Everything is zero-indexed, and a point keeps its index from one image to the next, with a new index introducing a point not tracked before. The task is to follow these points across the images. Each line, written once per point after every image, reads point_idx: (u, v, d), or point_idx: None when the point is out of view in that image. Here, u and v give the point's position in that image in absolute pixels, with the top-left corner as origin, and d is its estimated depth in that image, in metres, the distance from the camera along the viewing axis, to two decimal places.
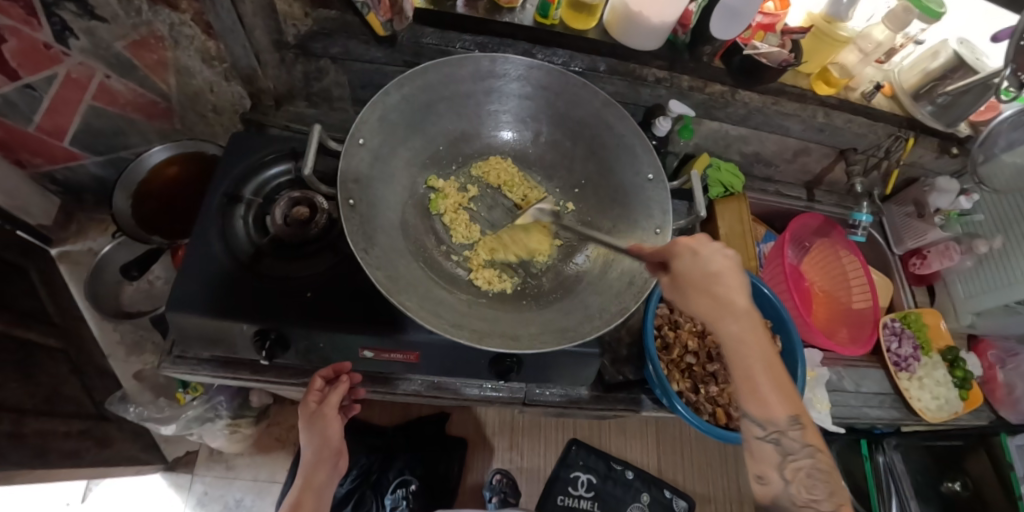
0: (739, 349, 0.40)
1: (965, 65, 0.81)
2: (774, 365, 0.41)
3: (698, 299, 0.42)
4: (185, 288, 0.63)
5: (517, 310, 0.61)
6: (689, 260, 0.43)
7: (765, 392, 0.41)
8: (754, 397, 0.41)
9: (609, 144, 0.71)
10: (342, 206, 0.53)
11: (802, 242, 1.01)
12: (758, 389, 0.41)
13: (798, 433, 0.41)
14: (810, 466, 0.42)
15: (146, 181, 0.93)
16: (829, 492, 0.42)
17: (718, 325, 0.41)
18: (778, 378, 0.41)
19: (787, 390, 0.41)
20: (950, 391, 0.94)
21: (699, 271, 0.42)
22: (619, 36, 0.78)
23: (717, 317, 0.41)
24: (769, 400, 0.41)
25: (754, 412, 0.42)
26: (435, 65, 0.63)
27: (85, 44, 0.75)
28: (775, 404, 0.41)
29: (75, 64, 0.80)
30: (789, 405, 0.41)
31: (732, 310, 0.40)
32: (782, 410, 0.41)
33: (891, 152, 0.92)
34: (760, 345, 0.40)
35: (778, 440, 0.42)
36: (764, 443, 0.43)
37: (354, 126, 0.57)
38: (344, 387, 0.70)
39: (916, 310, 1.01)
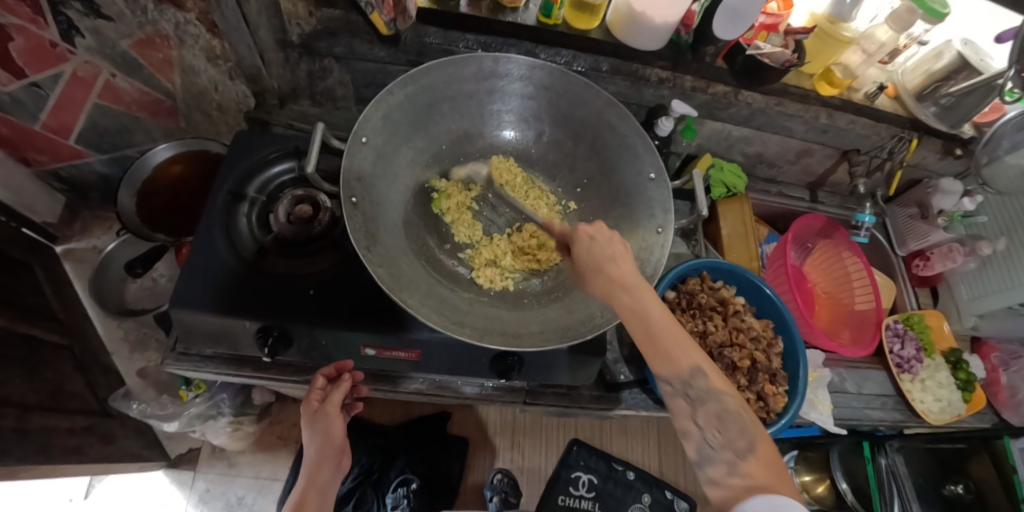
0: (633, 313, 0.46)
1: (968, 66, 0.81)
2: (670, 327, 0.47)
3: (596, 277, 0.49)
4: (189, 285, 0.63)
5: (519, 309, 0.61)
6: (586, 246, 0.51)
7: (664, 349, 0.47)
8: (657, 354, 0.47)
9: (612, 144, 0.70)
10: (344, 204, 0.53)
11: (805, 243, 1.00)
12: (661, 348, 0.47)
13: (702, 381, 0.47)
14: (721, 410, 0.46)
15: (151, 179, 0.93)
16: (745, 436, 0.45)
17: (614, 298, 0.47)
18: (675, 335, 0.47)
19: (683, 341, 0.47)
20: (953, 393, 0.93)
21: (596, 254, 0.50)
22: (622, 37, 0.78)
23: (610, 288, 0.48)
24: (671, 354, 0.47)
25: (664, 370, 0.48)
26: (438, 64, 0.63)
27: (91, 42, 0.76)
28: (677, 358, 0.47)
29: (82, 63, 0.81)
30: (690, 356, 0.47)
31: (623, 284, 0.47)
32: (685, 362, 0.47)
33: (894, 154, 0.91)
34: (654, 309, 0.46)
35: (686, 391, 0.48)
36: (679, 399, 0.49)
37: (357, 125, 0.57)
38: (347, 385, 0.71)
39: (919, 312, 1.01)
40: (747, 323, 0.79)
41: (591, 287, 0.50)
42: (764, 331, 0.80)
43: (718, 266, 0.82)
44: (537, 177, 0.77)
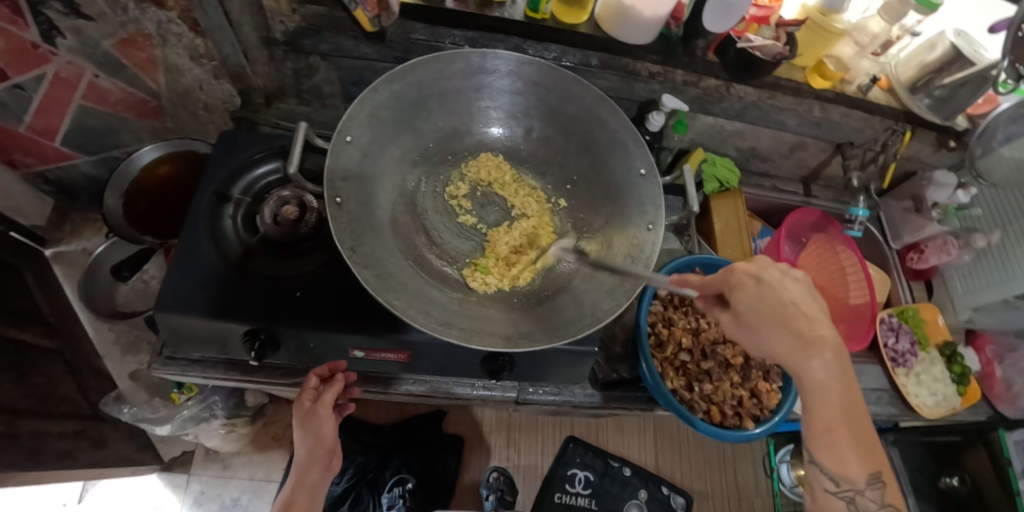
0: (820, 391, 0.45)
1: (961, 57, 0.79)
2: (855, 414, 0.45)
3: (768, 328, 0.45)
4: (174, 288, 0.62)
5: (508, 308, 0.60)
6: (749, 293, 0.46)
7: (843, 446, 0.45)
8: (831, 451, 0.45)
9: (602, 140, 0.70)
10: (329, 204, 0.52)
11: (799, 237, 0.98)
12: (835, 444, 0.45)
13: (877, 491, 0.45)
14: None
15: (138, 180, 0.92)
16: None
17: (796, 361, 0.45)
18: (857, 426, 0.45)
19: (864, 448, 0.45)
20: (947, 387, 0.94)
21: (770, 300, 0.46)
22: (613, 31, 0.77)
23: (797, 353, 0.45)
24: (846, 458, 0.45)
25: (829, 463, 0.46)
26: (424, 61, 0.62)
27: (73, 42, 0.75)
28: (852, 465, 0.45)
29: (64, 64, 0.79)
30: (866, 465, 0.45)
31: (812, 345, 0.45)
32: (859, 468, 0.45)
33: (887, 146, 0.90)
34: (837, 395, 0.45)
35: (853, 497, 0.46)
36: (835, 497, 0.47)
37: (341, 124, 0.56)
38: (340, 386, 0.69)
39: (914, 306, 1.00)
40: None
41: (772, 340, 0.45)
42: None
43: (709, 262, 0.81)
44: (528, 175, 0.76)
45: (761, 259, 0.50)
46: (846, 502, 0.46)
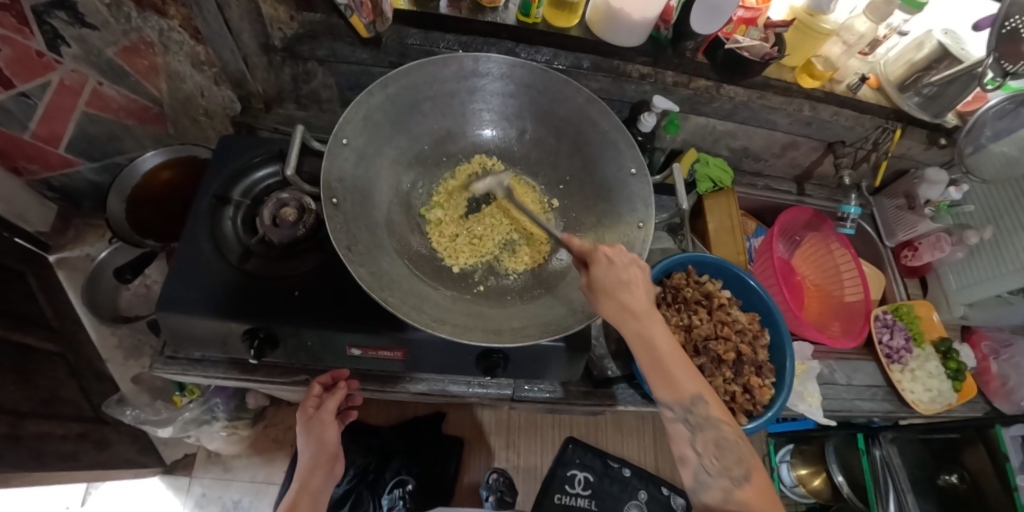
0: (645, 344, 0.51)
1: (948, 56, 0.80)
2: (677, 354, 0.52)
3: (606, 300, 0.49)
4: (175, 290, 0.64)
5: (500, 306, 0.61)
6: (605, 269, 0.50)
7: (674, 378, 0.52)
8: (664, 383, 0.52)
9: (593, 140, 0.71)
10: (325, 204, 0.54)
11: (793, 236, 1.00)
12: (668, 377, 0.52)
13: (704, 410, 0.52)
14: (717, 436, 0.52)
15: (140, 185, 0.94)
16: (739, 460, 0.52)
17: (624, 327, 0.50)
18: (683, 366, 0.52)
19: (690, 374, 0.52)
20: (943, 383, 0.93)
21: (613, 276, 0.49)
22: (601, 34, 0.77)
23: (625, 318, 0.49)
24: (678, 386, 0.52)
25: (666, 395, 0.53)
26: (418, 64, 0.63)
27: (77, 51, 0.77)
28: (682, 387, 0.52)
29: (69, 72, 0.81)
30: (694, 386, 0.52)
31: (635, 313, 0.49)
32: (689, 391, 0.52)
33: (879, 144, 0.91)
34: (660, 336, 0.51)
35: (687, 417, 0.53)
36: (678, 423, 0.54)
37: (338, 127, 0.57)
38: (343, 392, 0.71)
39: (909, 302, 1.00)
40: (734, 316, 0.79)
41: (604, 311, 0.49)
42: (750, 324, 0.80)
43: (704, 259, 0.82)
44: (522, 175, 0.77)
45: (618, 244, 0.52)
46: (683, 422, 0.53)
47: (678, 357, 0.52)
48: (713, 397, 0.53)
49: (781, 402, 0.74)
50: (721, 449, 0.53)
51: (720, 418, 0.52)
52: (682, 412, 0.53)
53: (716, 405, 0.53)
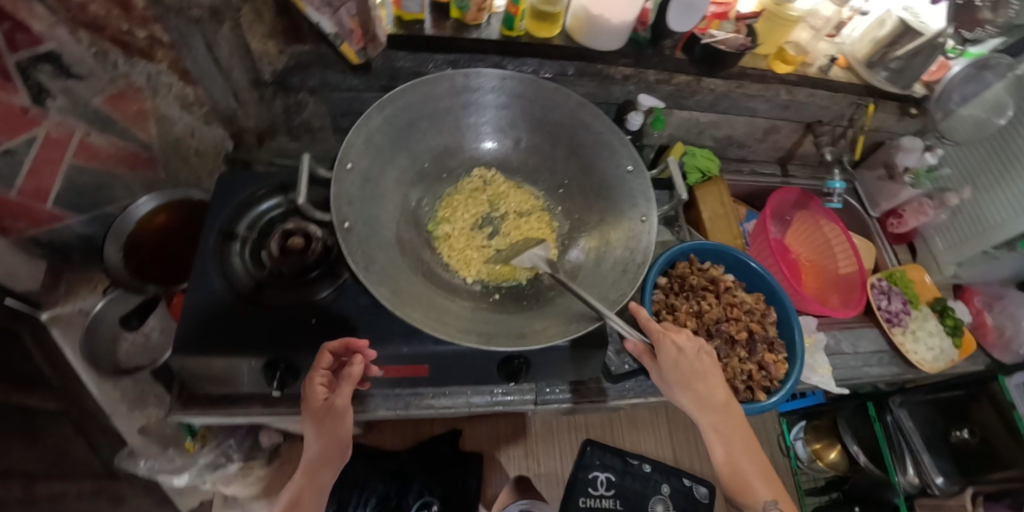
0: (723, 438, 0.61)
1: (910, 30, 0.84)
2: (750, 453, 0.62)
3: (685, 390, 0.61)
4: (194, 331, 0.64)
5: (518, 311, 0.64)
6: (676, 356, 0.60)
7: (749, 480, 0.61)
8: (739, 482, 0.62)
9: (586, 142, 0.74)
10: (338, 229, 0.57)
11: (784, 216, 1.03)
12: (743, 476, 0.62)
13: None
14: None
15: (135, 231, 0.93)
16: None
17: (701, 417, 0.61)
18: (756, 467, 0.62)
19: (764, 475, 0.62)
20: (943, 341, 0.95)
21: (684, 364, 0.60)
22: (583, 40, 0.80)
23: (701, 408, 0.61)
24: (752, 485, 0.61)
25: (739, 492, 0.62)
26: (412, 86, 0.67)
27: (62, 103, 0.75)
28: (756, 490, 0.61)
29: (56, 124, 0.77)
30: (768, 489, 0.61)
31: (711, 404, 0.61)
32: (763, 492, 0.61)
33: (855, 120, 0.95)
34: (733, 431, 0.61)
35: None
36: None
37: (342, 152, 0.61)
38: (356, 375, 0.60)
39: (901, 268, 1.02)
40: (741, 301, 0.82)
41: (682, 395, 0.61)
42: (756, 304, 0.82)
43: (704, 245, 0.84)
44: (522, 183, 0.79)
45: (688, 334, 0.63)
46: None
47: (747, 458, 0.62)
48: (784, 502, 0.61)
49: (797, 373, 0.76)
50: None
51: None
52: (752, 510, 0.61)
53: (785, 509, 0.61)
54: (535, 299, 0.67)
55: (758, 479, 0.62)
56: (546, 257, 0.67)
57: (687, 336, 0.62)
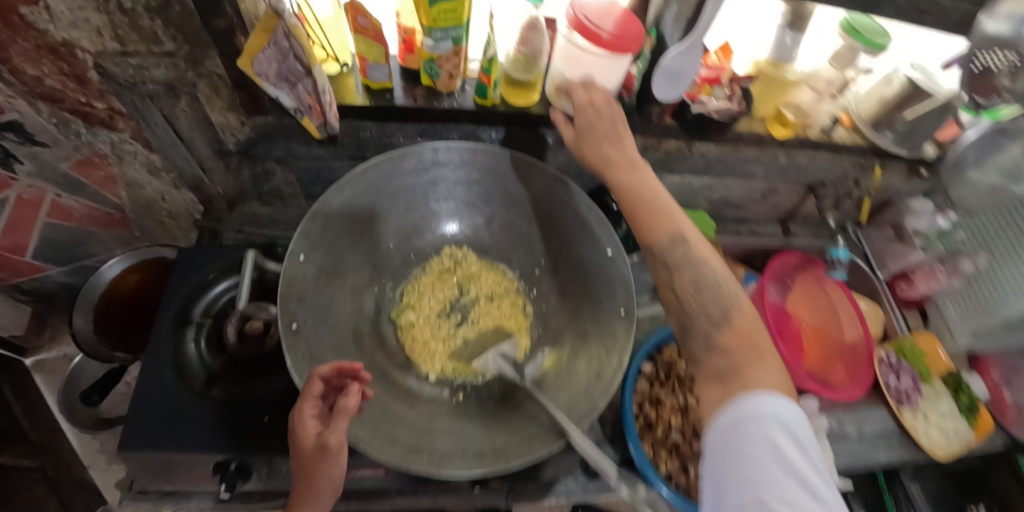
0: (614, 147, 0.62)
1: (919, 91, 0.76)
2: (668, 211, 0.59)
3: (584, 113, 0.64)
4: (140, 429, 0.61)
5: (479, 417, 0.59)
6: (585, 85, 0.65)
7: (655, 210, 0.58)
8: (647, 218, 0.58)
9: (564, 221, 0.69)
10: (284, 334, 0.54)
11: (784, 278, 0.94)
12: (651, 215, 0.58)
13: (683, 248, 0.56)
14: (698, 274, 0.55)
15: (106, 295, 0.90)
16: (719, 306, 0.53)
17: (609, 172, 0.61)
18: (671, 213, 0.59)
19: (668, 216, 0.58)
20: (958, 422, 0.88)
21: (585, 92, 0.65)
22: (562, 107, 0.73)
23: (603, 146, 0.62)
24: (655, 226, 0.58)
25: (644, 219, 0.58)
26: (373, 165, 0.63)
27: (31, 167, 0.80)
28: (663, 226, 0.57)
29: (25, 187, 0.83)
30: (671, 228, 0.57)
31: (609, 155, 0.62)
32: (666, 234, 0.57)
33: (861, 182, 0.90)
34: (637, 186, 0.60)
35: (669, 258, 0.56)
36: (663, 270, 0.57)
37: (293, 244, 0.58)
38: (352, 406, 0.48)
39: (910, 338, 0.95)
40: None
41: (587, 133, 0.63)
42: None
43: None
44: (495, 262, 0.75)
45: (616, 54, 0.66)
46: (666, 234, 0.57)
47: (661, 202, 0.59)
48: (696, 242, 0.57)
49: None
50: (704, 293, 0.54)
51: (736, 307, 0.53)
52: (692, 303, 0.54)
53: (696, 249, 0.56)
54: (503, 397, 0.62)
55: (662, 202, 0.59)
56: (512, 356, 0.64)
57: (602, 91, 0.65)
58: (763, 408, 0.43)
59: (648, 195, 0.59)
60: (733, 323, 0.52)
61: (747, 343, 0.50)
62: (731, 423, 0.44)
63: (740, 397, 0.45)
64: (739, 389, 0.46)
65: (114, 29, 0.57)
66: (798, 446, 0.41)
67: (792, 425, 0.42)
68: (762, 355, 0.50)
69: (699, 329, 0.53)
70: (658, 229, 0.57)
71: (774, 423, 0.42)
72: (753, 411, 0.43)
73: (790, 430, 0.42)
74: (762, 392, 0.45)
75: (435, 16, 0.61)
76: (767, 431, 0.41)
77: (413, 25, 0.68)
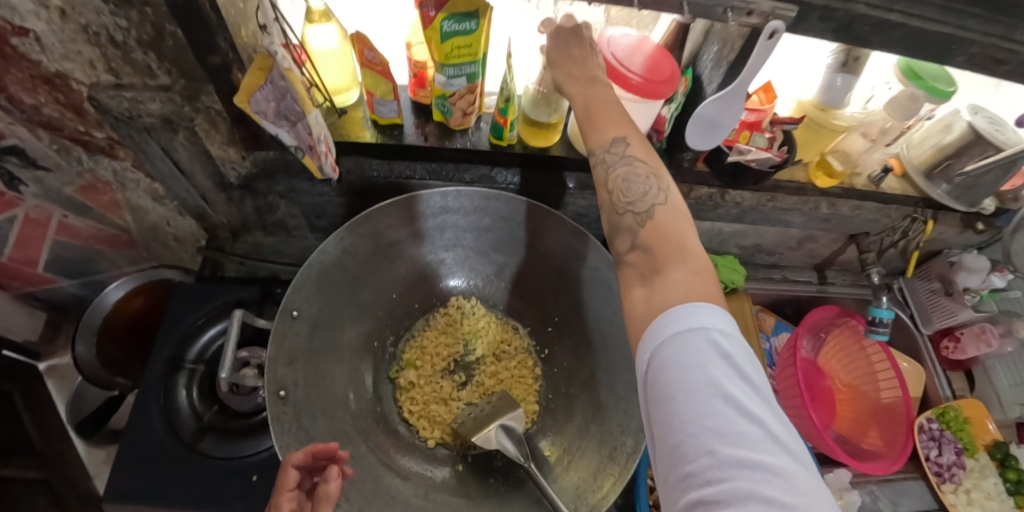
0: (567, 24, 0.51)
1: (983, 141, 0.67)
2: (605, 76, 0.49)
3: None
4: (126, 483, 0.58)
5: (479, 495, 0.55)
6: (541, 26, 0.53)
7: (592, 114, 0.48)
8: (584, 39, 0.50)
9: (581, 278, 0.63)
10: (270, 400, 0.50)
11: (818, 333, 0.86)
12: (586, 117, 0.48)
13: (620, 146, 0.46)
14: (630, 173, 0.45)
15: (108, 320, 0.89)
16: (652, 229, 0.43)
17: (554, 72, 0.51)
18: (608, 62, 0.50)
19: (613, 109, 0.47)
20: (1004, 503, 0.80)
21: None
22: (582, 150, 0.68)
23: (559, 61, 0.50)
24: (594, 122, 0.47)
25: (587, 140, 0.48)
26: (375, 212, 0.59)
27: (37, 190, 0.79)
28: (603, 127, 0.47)
29: (34, 207, 0.83)
30: (615, 126, 0.47)
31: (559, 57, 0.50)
32: (608, 131, 0.47)
33: (908, 235, 0.80)
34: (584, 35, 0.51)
35: (605, 159, 0.46)
36: (600, 169, 0.47)
37: (286, 299, 0.54)
38: (331, 477, 0.45)
39: (956, 404, 0.86)
40: None
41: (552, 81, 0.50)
42: None
43: None
44: (504, 317, 0.71)
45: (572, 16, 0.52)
46: (608, 152, 0.46)
47: (603, 88, 0.49)
48: (636, 140, 0.47)
49: None
50: (634, 193, 0.45)
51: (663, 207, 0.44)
52: (621, 201, 0.45)
53: (639, 149, 0.46)
54: (505, 472, 0.58)
55: (608, 99, 0.48)
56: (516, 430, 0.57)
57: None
58: (681, 324, 0.35)
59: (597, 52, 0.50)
60: (653, 219, 0.43)
61: (674, 243, 0.41)
62: (653, 356, 0.36)
63: (658, 317, 0.37)
64: (671, 299, 0.37)
65: (106, 61, 0.54)
66: (729, 366, 0.33)
67: (722, 334, 0.34)
68: (689, 259, 0.40)
69: (625, 226, 0.45)
70: (599, 129, 0.47)
71: (700, 337, 0.34)
72: (672, 330, 0.35)
73: (720, 346, 0.34)
74: (685, 302, 0.36)
75: (446, 53, 0.55)
76: (688, 348, 0.34)
77: (425, 59, 0.63)
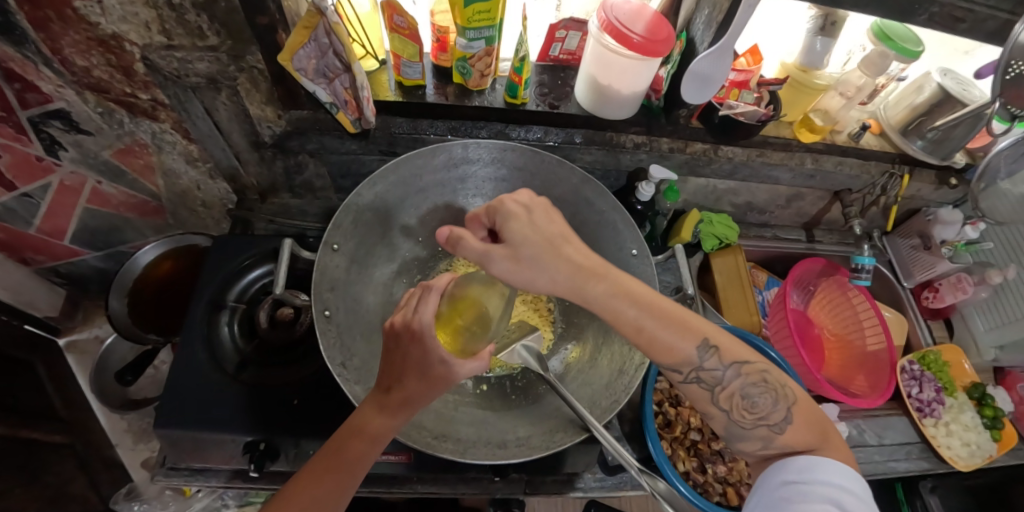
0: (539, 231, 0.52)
1: (950, 99, 0.75)
2: (656, 307, 0.50)
3: (517, 223, 0.53)
4: (175, 407, 0.63)
5: (503, 408, 0.61)
6: (521, 222, 0.53)
7: (664, 340, 0.49)
8: (599, 273, 0.51)
9: (589, 220, 0.70)
10: (318, 318, 0.56)
11: (806, 286, 0.95)
12: (662, 344, 0.49)
13: (712, 358, 0.49)
14: (741, 385, 0.49)
15: (141, 279, 0.94)
16: (777, 404, 0.48)
17: (588, 289, 0.50)
18: (662, 317, 0.49)
19: (682, 327, 0.49)
20: (981, 435, 0.87)
21: (530, 231, 0.52)
22: (590, 108, 0.76)
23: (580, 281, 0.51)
24: (671, 350, 0.49)
25: (667, 361, 0.50)
26: (405, 159, 0.64)
27: (74, 154, 0.83)
28: (679, 347, 0.49)
29: (68, 173, 0.87)
30: (691, 341, 0.49)
31: (589, 274, 0.51)
32: (688, 349, 0.49)
33: (888, 190, 0.87)
34: (626, 292, 0.50)
35: (698, 376, 0.49)
36: (690, 384, 0.50)
37: (327, 234, 0.59)
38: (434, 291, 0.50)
39: (936, 349, 0.94)
40: None
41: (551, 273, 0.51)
42: None
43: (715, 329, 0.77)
44: None
45: (525, 191, 0.57)
46: (695, 380, 0.49)
47: (660, 315, 0.49)
48: (720, 341, 0.49)
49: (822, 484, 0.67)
50: (755, 405, 0.49)
51: (775, 392, 0.48)
52: (746, 419, 0.49)
53: (727, 350, 0.49)
54: (523, 391, 0.64)
55: (666, 305, 0.50)
56: (535, 351, 0.63)
57: (517, 193, 0.56)
58: (812, 472, 0.43)
59: (568, 236, 0.53)
60: (791, 423, 0.47)
61: (807, 424, 0.47)
62: (780, 483, 0.45)
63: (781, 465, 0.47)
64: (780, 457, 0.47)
65: (161, 23, 0.58)
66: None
67: (846, 490, 0.42)
68: (824, 436, 0.48)
69: (755, 435, 0.49)
70: (675, 358, 0.49)
71: (822, 484, 0.42)
72: (802, 473, 0.44)
73: (838, 497, 0.41)
74: (807, 459, 0.45)
75: (468, 16, 0.62)
76: (807, 486, 0.42)
77: (447, 24, 0.70)
